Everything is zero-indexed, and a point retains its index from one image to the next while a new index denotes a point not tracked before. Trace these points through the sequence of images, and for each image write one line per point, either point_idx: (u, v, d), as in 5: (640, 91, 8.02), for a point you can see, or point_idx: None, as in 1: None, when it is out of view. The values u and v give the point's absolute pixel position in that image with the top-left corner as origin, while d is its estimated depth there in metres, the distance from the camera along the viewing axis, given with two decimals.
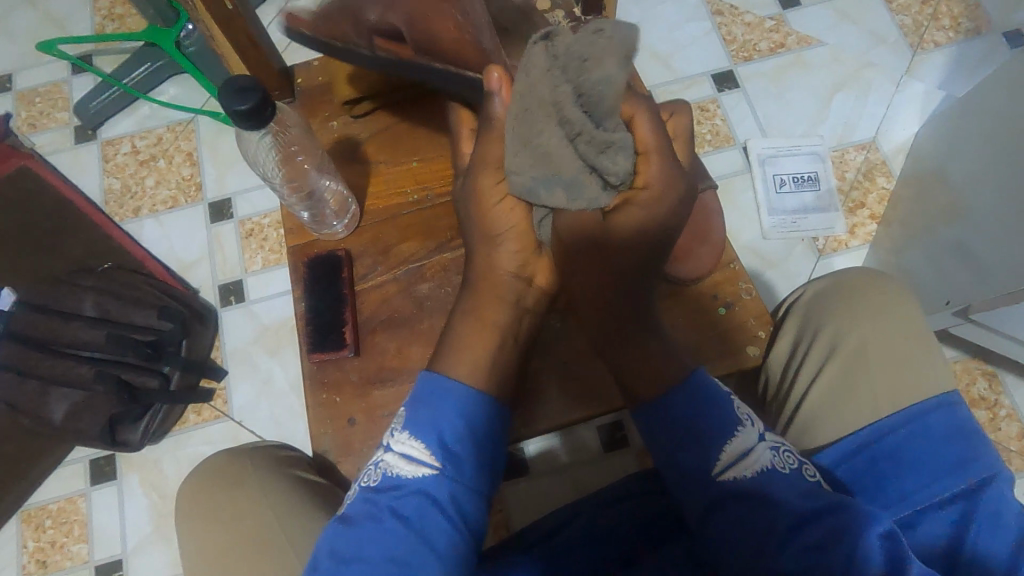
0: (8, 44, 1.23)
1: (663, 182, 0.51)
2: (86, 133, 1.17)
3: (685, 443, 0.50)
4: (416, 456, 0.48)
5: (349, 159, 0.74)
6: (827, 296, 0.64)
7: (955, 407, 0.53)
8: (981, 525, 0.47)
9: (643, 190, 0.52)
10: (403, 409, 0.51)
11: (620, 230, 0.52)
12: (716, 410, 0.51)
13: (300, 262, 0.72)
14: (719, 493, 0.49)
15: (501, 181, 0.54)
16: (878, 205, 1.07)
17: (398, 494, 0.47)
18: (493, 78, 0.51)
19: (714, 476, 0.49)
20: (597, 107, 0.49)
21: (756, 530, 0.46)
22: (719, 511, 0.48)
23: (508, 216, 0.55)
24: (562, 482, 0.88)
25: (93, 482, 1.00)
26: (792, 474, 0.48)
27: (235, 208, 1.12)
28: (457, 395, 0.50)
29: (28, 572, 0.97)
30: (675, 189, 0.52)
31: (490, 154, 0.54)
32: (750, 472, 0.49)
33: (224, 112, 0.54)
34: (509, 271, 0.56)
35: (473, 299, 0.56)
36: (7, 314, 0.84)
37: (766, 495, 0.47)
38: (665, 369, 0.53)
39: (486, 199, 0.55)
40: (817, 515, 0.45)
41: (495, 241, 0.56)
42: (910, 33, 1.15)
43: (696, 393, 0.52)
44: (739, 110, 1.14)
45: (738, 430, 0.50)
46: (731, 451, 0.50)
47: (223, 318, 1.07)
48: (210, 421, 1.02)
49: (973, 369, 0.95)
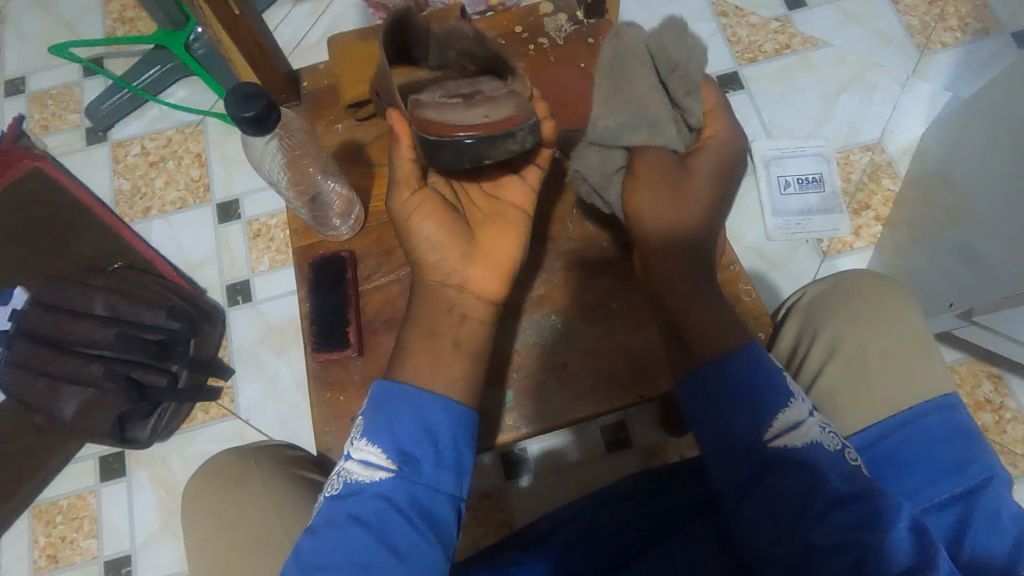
0: (21, 47, 1.25)
1: (726, 139, 0.58)
2: (97, 134, 1.19)
3: (733, 407, 0.49)
4: (374, 461, 0.48)
5: (354, 162, 0.75)
6: (829, 297, 0.63)
7: (955, 409, 0.53)
8: (979, 525, 0.49)
9: (711, 138, 0.58)
10: (361, 416, 0.51)
11: (697, 170, 0.57)
12: (769, 380, 0.49)
13: (304, 262, 0.73)
14: (766, 460, 0.47)
15: (415, 193, 0.59)
16: (883, 207, 1.07)
17: (355, 499, 0.47)
18: (389, 116, 0.60)
19: (764, 441, 0.48)
20: (686, 68, 0.59)
21: (795, 498, 0.46)
22: (761, 479, 0.47)
23: (426, 226, 0.57)
24: (564, 483, 0.90)
25: (102, 479, 1.02)
26: (840, 452, 0.47)
27: (242, 209, 1.13)
28: (412, 401, 0.50)
29: (39, 566, 0.99)
30: (737, 150, 0.59)
31: (400, 172, 0.60)
32: (798, 444, 0.47)
33: (231, 118, 0.55)
34: (442, 281, 0.57)
35: (412, 311, 0.57)
36: (21, 312, 0.88)
37: (814, 467, 0.46)
38: (700, 334, 0.51)
39: (400, 212, 0.58)
40: (861, 495, 0.45)
41: (422, 255, 0.58)
42: (917, 34, 1.15)
43: (749, 362, 0.49)
44: (744, 111, 1.14)
45: (790, 403, 0.48)
46: (783, 421, 0.48)
47: (230, 317, 1.08)
48: (218, 419, 1.03)
49: (978, 371, 0.94)
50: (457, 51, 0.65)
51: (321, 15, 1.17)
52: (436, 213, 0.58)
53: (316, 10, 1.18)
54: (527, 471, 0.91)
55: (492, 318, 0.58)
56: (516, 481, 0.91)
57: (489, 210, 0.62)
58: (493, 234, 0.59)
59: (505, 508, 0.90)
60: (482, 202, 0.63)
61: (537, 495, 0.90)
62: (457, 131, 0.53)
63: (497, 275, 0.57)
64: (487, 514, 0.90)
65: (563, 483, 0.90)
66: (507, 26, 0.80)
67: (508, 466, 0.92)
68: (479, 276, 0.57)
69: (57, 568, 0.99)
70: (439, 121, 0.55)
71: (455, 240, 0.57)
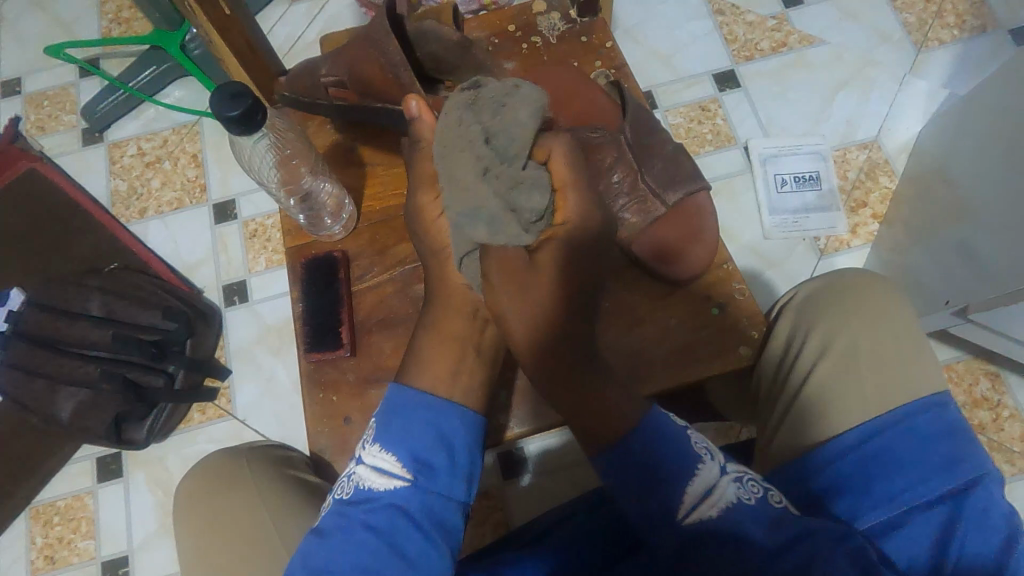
0: (17, 48, 1.25)
1: (580, 215, 0.53)
2: (94, 135, 1.19)
3: (642, 491, 0.49)
4: (388, 468, 0.48)
5: (348, 162, 0.75)
6: (822, 296, 0.63)
7: (946, 407, 0.54)
8: (968, 523, 0.49)
9: (563, 225, 0.53)
10: (374, 420, 0.51)
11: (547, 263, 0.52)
12: (676, 449, 0.50)
13: (298, 262, 0.73)
14: (682, 537, 0.48)
15: (438, 197, 0.57)
16: (880, 205, 1.07)
17: (368, 507, 0.47)
18: (412, 103, 0.56)
19: (678, 518, 0.48)
20: (506, 146, 0.53)
21: (732, 566, 0.46)
22: (689, 554, 0.47)
23: (453, 229, 0.57)
24: (562, 483, 0.90)
25: (100, 479, 1.02)
26: (758, 503, 0.48)
27: (239, 209, 1.13)
28: (430, 407, 0.50)
29: (37, 568, 0.99)
30: (595, 215, 0.54)
31: (424, 171, 0.57)
32: (715, 510, 0.48)
33: (217, 118, 0.55)
34: (464, 279, 0.57)
35: (433, 314, 0.57)
36: (17, 314, 0.89)
37: (736, 532, 0.47)
38: (616, 408, 0.51)
39: (428, 215, 0.57)
40: (781, 551, 0.45)
41: (448, 256, 0.57)
42: (914, 31, 1.15)
43: (654, 433, 0.50)
44: (740, 109, 1.13)
45: (700, 466, 0.50)
46: (694, 492, 0.49)
47: (227, 318, 1.08)
48: (215, 420, 1.03)
49: (975, 369, 0.94)
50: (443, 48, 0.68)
51: (317, 15, 1.17)
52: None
53: (312, 9, 1.18)
54: (525, 470, 0.91)
55: None
56: (515, 480, 0.91)
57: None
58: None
59: (502, 507, 0.90)
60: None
61: (534, 495, 0.90)
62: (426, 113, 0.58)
63: None
64: (484, 514, 0.90)
65: (560, 482, 0.90)
66: (501, 25, 0.80)
67: (506, 465, 0.92)
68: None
69: (54, 569, 0.99)
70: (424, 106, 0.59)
71: None
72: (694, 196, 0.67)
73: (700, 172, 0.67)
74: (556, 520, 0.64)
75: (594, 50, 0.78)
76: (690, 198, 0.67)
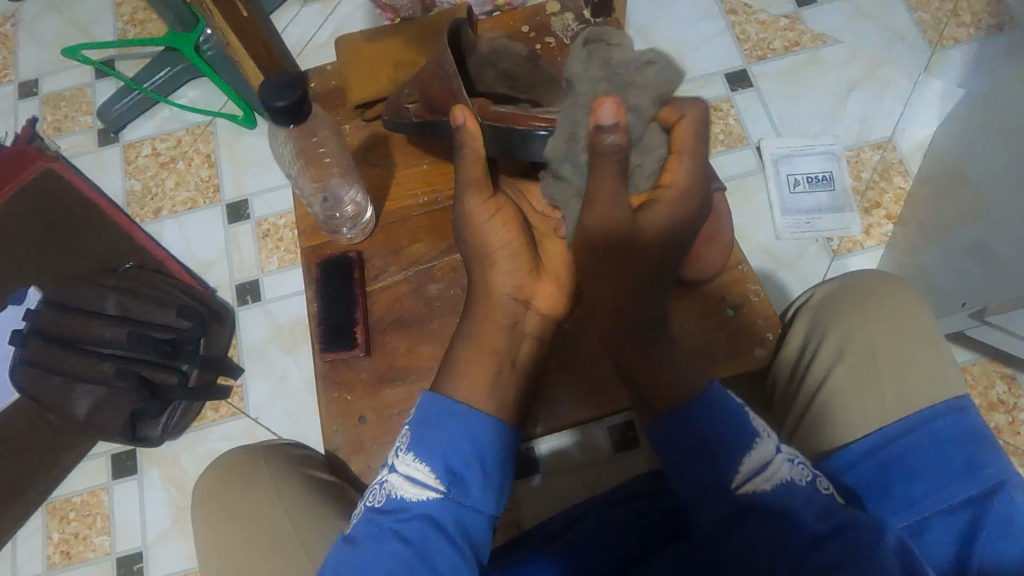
0: (35, 49, 1.26)
1: (687, 183, 0.54)
2: (109, 135, 1.21)
3: (700, 455, 0.50)
4: (421, 479, 0.48)
5: (363, 164, 0.76)
6: (838, 298, 0.63)
7: (966, 412, 0.53)
8: (990, 530, 0.49)
9: (667, 187, 0.54)
10: (408, 426, 0.51)
11: (647, 229, 0.52)
12: (731, 426, 0.51)
13: (311, 263, 0.73)
14: (738, 507, 0.48)
15: (489, 198, 0.58)
16: (894, 205, 1.06)
17: (401, 517, 0.47)
18: (459, 113, 0.57)
19: (732, 489, 0.49)
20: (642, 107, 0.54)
21: (771, 541, 0.46)
22: (739, 523, 0.48)
23: (501, 235, 0.58)
24: (574, 484, 0.90)
25: (115, 476, 1.03)
26: (809, 486, 0.48)
27: (252, 209, 1.14)
28: (463, 418, 0.50)
29: (53, 563, 1.01)
30: (696, 194, 0.54)
31: (470, 173, 0.58)
32: (768, 486, 0.48)
33: (263, 108, 0.55)
34: (507, 293, 0.57)
35: (469, 324, 0.57)
36: (37, 312, 0.86)
37: (786, 508, 0.47)
38: (675, 375, 0.52)
39: (476, 217, 0.57)
40: (834, 534, 0.45)
41: (494, 261, 0.58)
42: (930, 30, 1.13)
43: (715, 400, 0.51)
44: (753, 109, 1.13)
45: (756, 442, 0.50)
46: (749, 465, 0.49)
47: (240, 317, 1.09)
48: (228, 418, 1.04)
49: (991, 372, 0.93)
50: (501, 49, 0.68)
51: (330, 16, 1.18)
52: (512, 222, 0.58)
53: (324, 11, 1.18)
54: (536, 470, 0.91)
55: (546, 332, 0.59)
56: (528, 479, 0.91)
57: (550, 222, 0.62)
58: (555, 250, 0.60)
59: (514, 506, 0.89)
60: (537, 220, 0.62)
61: (546, 496, 0.90)
62: (531, 122, 0.60)
63: (562, 293, 0.58)
64: None
65: (572, 483, 0.90)
66: (514, 26, 0.80)
67: (519, 466, 0.91)
68: (544, 292, 0.58)
69: (70, 564, 1.00)
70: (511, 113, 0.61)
71: (523, 249, 0.58)
72: (709, 197, 0.67)
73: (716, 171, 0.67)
74: (570, 519, 0.64)
75: None
76: None
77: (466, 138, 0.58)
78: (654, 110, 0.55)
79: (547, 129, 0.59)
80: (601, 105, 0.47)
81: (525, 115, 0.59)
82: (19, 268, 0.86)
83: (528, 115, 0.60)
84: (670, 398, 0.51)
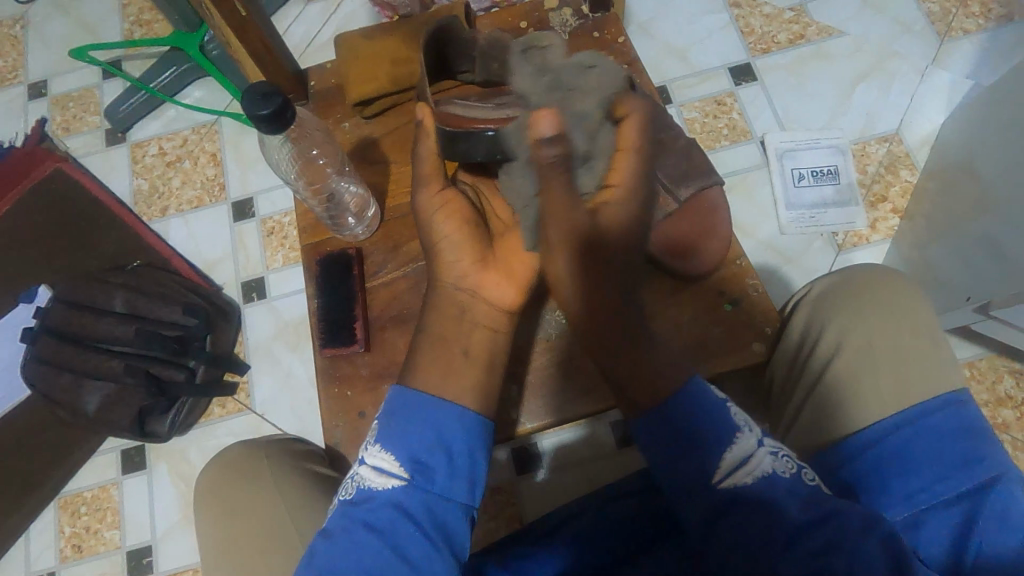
0: (43, 50, 1.28)
1: (633, 181, 0.53)
2: (117, 135, 1.22)
3: (683, 450, 0.50)
4: (387, 468, 0.49)
5: (365, 161, 0.76)
6: (837, 291, 0.62)
7: (964, 405, 0.53)
8: (987, 522, 0.48)
9: (615, 188, 0.53)
10: (377, 421, 0.52)
11: (614, 223, 0.53)
12: (712, 419, 0.50)
13: (312, 259, 0.74)
14: (720, 501, 0.49)
15: (438, 192, 0.60)
16: (900, 199, 1.05)
17: (370, 507, 0.47)
18: (419, 111, 0.58)
19: (714, 483, 0.49)
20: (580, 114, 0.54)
21: (756, 532, 0.46)
22: (723, 518, 0.48)
23: (445, 227, 0.59)
24: (577, 479, 0.89)
25: (124, 471, 1.05)
26: (794, 477, 0.49)
27: (257, 207, 1.15)
28: (423, 407, 0.51)
29: (65, 556, 1.02)
30: (645, 187, 0.54)
31: (425, 168, 0.60)
32: (748, 479, 0.49)
33: (246, 117, 0.54)
34: (452, 282, 0.58)
35: (430, 318, 0.57)
36: (45, 309, 0.89)
37: (767, 501, 0.48)
38: (657, 374, 0.51)
39: (425, 209, 0.60)
40: (815, 523, 0.45)
41: (439, 253, 0.59)
42: (938, 21, 1.12)
43: (696, 401, 0.51)
44: (756, 103, 1.12)
45: (736, 436, 0.50)
46: (730, 459, 0.49)
47: (246, 313, 1.10)
48: (234, 414, 1.06)
49: (998, 367, 0.92)
50: (500, 63, 0.68)
51: (333, 14, 1.18)
52: (457, 215, 0.59)
53: (327, 9, 1.19)
54: (540, 466, 0.92)
55: (508, 326, 0.58)
56: (533, 475, 0.92)
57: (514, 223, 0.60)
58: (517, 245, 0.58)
59: (516, 502, 0.92)
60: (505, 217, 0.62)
61: (547, 493, 0.90)
62: (478, 124, 0.55)
63: (509, 287, 0.57)
64: (499, 507, 0.92)
65: (573, 477, 0.90)
66: (513, 22, 0.80)
67: (520, 461, 0.92)
68: (489, 283, 0.57)
69: (82, 557, 1.02)
70: (462, 116, 0.56)
71: (471, 243, 0.58)
72: (707, 190, 0.68)
73: (714, 166, 0.68)
74: (569, 514, 0.64)
75: (606, 45, 0.77)
76: (703, 192, 0.68)
77: (421, 135, 0.59)
78: (601, 112, 0.55)
79: (494, 131, 0.54)
80: (541, 118, 0.49)
81: (470, 118, 0.55)
82: (24, 267, 0.86)
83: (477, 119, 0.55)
84: (653, 391, 0.51)
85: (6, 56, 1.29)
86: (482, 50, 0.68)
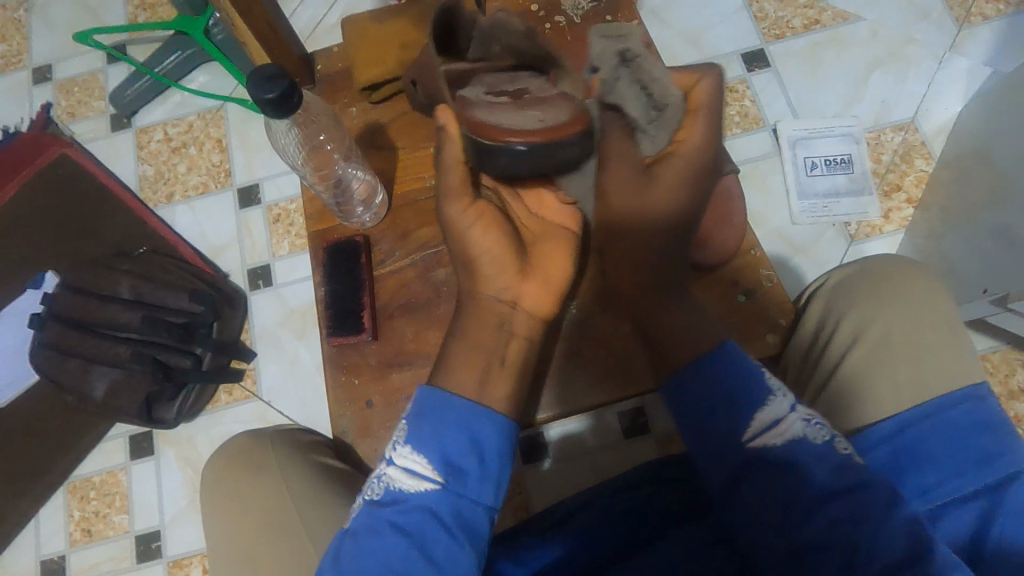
0: (48, 34, 1.27)
1: (702, 139, 0.58)
2: (122, 121, 1.21)
3: (711, 407, 0.50)
4: (419, 470, 0.48)
5: (373, 147, 0.75)
6: (855, 282, 0.61)
7: (984, 400, 0.52)
8: (1005, 516, 0.47)
9: (684, 143, 0.58)
10: (405, 421, 0.51)
11: (665, 175, 0.57)
12: (745, 382, 0.51)
13: (318, 247, 0.73)
14: (743, 461, 0.48)
15: (470, 206, 0.59)
16: (915, 189, 1.03)
17: (399, 509, 0.47)
18: (442, 116, 0.58)
19: (742, 442, 0.49)
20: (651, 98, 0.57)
21: (779, 499, 0.46)
22: (745, 479, 0.48)
23: (482, 241, 0.58)
24: (583, 468, 0.90)
25: (132, 457, 1.05)
26: (825, 445, 0.47)
27: (263, 194, 1.14)
28: (454, 410, 0.50)
29: (74, 540, 1.03)
30: (710, 150, 0.58)
31: (452, 181, 0.59)
32: (777, 442, 0.48)
33: (252, 101, 0.53)
34: (493, 295, 0.56)
35: (463, 321, 0.56)
36: (52, 295, 0.89)
37: (793, 463, 0.47)
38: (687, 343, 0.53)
39: (457, 224, 0.58)
40: (845, 490, 0.45)
41: (478, 266, 0.57)
42: (957, 6, 1.09)
43: (731, 366, 0.51)
44: (769, 90, 1.10)
45: (767, 400, 0.49)
46: (760, 421, 0.49)
47: (252, 300, 1.10)
48: (241, 401, 1.06)
49: (1012, 360, 0.91)
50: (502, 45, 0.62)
51: None
52: (492, 226, 0.59)
53: None
54: (546, 455, 0.91)
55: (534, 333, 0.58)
56: (540, 462, 0.91)
57: (545, 231, 0.62)
58: (551, 250, 0.60)
59: (522, 491, 0.89)
60: (536, 223, 0.63)
61: (552, 483, 0.90)
62: (504, 135, 0.53)
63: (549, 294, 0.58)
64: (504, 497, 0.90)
65: (581, 468, 0.90)
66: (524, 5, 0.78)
67: (530, 449, 0.92)
68: (531, 293, 0.57)
69: (91, 542, 1.03)
70: (489, 121, 0.54)
71: (509, 256, 0.57)
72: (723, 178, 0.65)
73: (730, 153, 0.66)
74: (577, 506, 0.64)
75: None
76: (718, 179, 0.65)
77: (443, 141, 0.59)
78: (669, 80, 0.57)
79: (525, 147, 0.52)
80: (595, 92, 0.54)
81: (494, 129, 0.53)
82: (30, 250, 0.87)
83: (501, 127, 0.53)
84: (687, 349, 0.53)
85: (9, 39, 1.28)
86: (483, 31, 0.63)
